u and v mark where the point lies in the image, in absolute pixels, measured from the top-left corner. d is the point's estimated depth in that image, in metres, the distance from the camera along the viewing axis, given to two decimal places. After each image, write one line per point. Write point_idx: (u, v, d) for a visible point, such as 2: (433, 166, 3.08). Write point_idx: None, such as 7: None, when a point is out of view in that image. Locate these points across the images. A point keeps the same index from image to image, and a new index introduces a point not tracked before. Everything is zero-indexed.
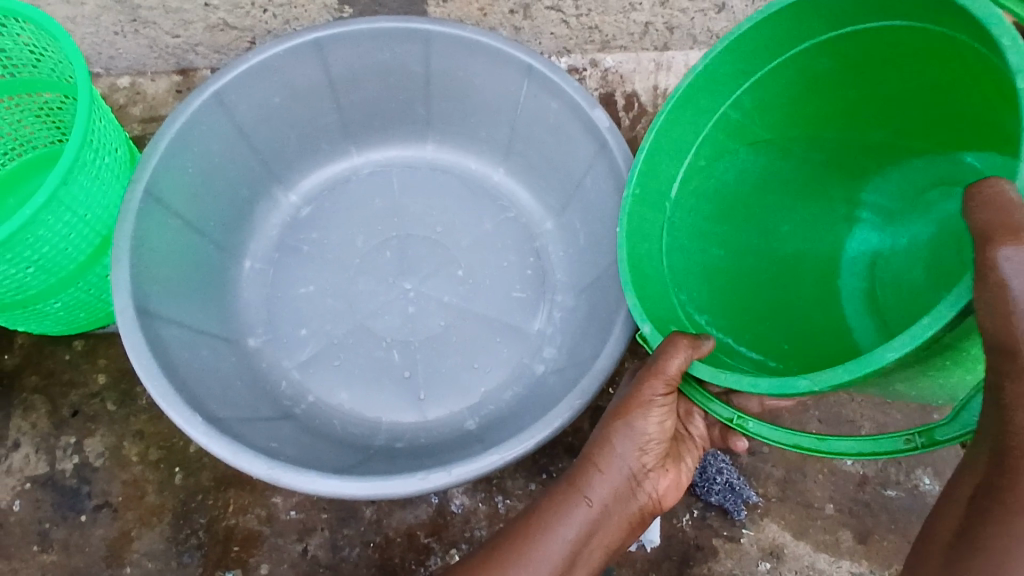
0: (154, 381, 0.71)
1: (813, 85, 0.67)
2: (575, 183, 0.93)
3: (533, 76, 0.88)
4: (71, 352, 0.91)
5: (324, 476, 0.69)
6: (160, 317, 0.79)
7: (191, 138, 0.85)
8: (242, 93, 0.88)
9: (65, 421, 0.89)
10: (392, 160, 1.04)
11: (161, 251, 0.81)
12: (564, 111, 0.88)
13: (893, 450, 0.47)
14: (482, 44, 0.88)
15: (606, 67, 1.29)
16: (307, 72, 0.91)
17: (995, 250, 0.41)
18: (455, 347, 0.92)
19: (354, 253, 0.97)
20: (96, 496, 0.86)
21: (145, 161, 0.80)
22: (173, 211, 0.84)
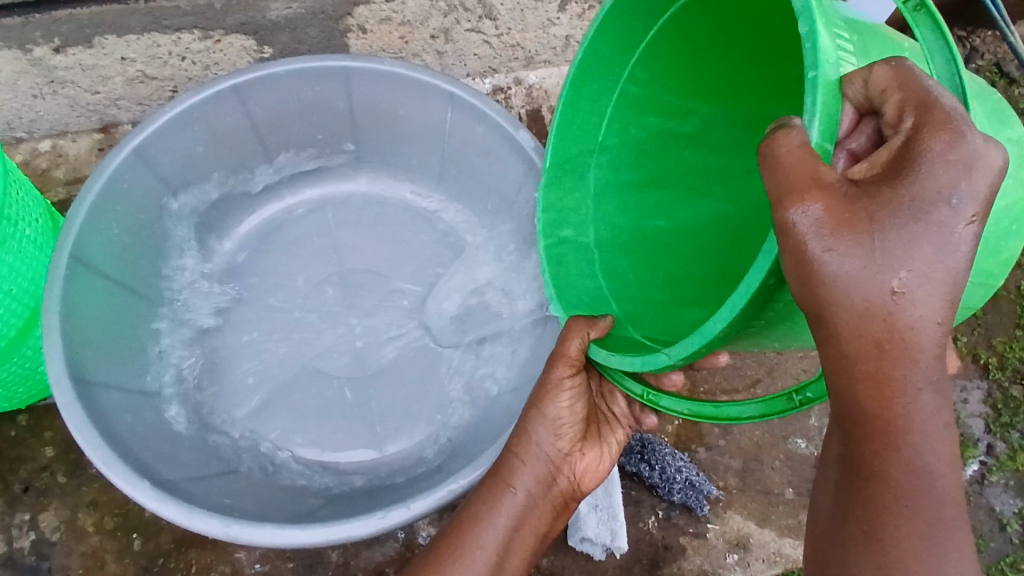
0: (97, 451, 0.70)
1: (708, 51, 0.72)
2: (509, 203, 0.94)
3: (456, 103, 0.89)
4: (17, 427, 0.89)
5: (280, 528, 0.69)
6: (99, 384, 0.77)
7: (114, 197, 0.83)
8: (162, 146, 0.87)
9: (16, 499, 0.86)
10: (326, 198, 1.04)
11: (94, 316, 0.80)
12: (489, 133, 0.89)
13: (778, 409, 0.49)
14: (400, 75, 0.88)
15: (530, 84, 1.31)
16: (228, 117, 0.90)
17: (787, 212, 0.40)
18: (408, 377, 0.92)
19: (298, 295, 0.97)
20: (55, 571, 0.84)
21: (68, 226, 0.78)
22: (102, 274, 0.83)
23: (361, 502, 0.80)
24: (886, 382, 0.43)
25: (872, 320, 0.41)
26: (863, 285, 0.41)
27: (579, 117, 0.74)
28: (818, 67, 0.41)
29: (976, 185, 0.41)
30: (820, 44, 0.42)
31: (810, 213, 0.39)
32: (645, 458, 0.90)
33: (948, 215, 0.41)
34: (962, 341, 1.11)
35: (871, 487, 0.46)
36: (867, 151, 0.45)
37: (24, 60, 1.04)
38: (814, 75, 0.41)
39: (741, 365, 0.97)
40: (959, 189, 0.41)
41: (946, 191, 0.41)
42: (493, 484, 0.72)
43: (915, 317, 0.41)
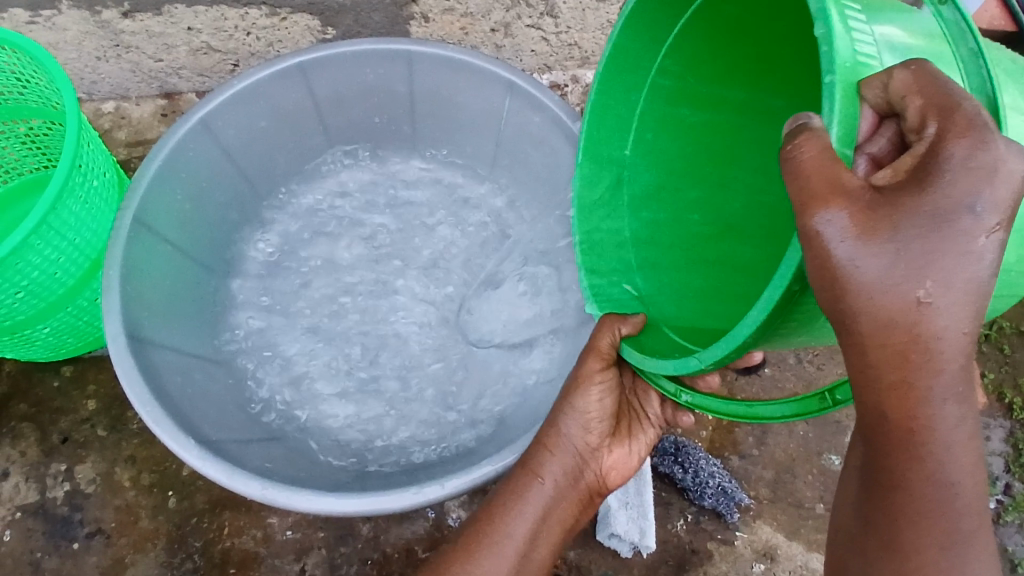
0: (148, 406, 0.71)
1: (732, 35, 0.71)
2: (563, 196, 0.95)
3: (515, 92, 0.90)
4: (61, 379, 0.91)
5: (320, 495, 0.69)
6: (153, 343, 0.79)
7: (180, 163, 0.85)
8: (228, 118, 0.88)
9: (55, 448, 0.87)
10: (380, 176, 1.05)
11: (152, 275, 0.82)
12: (547, 125, 0.90)
13: (812, 410, 0.47)
14: (464, 62, 0.89)
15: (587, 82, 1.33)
16: (293, 94, 0.92)
17: (811, 216, 0.38)
18: (447, 359, 0.93)
19: (342, 269, 0.99)
20: (89, 523, 0.83)
21: (133, 188, 0.80)
22: (163, 236, 0.84)
23: (395, 479, 0.79)
24: (911, 391, 0.40)
25: (893, 330, 0.39)
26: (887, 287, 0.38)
27: (613, 108, 0.75)
28: (833, 72, 0.39)
29: (1000, 194, 0.38)
30: (835, 48, 0.40)
31: (836, 220, 0.37)
32: (678, 460, 0.90)
33: (972, 224, 0.37)
34: (987, 377, 1.10)
35: (893, 494, 0.43)
36: (889, 155, 0.42)
37: (92, 21, 1.07)
38: (834, 79, 0.39)
39: (780, 377, 0.97)
40: (982, 196, 0.37)
41: (970, 199, 0.37)
42: (523, 472, 0.71)
43: (940, 328, 0.39)
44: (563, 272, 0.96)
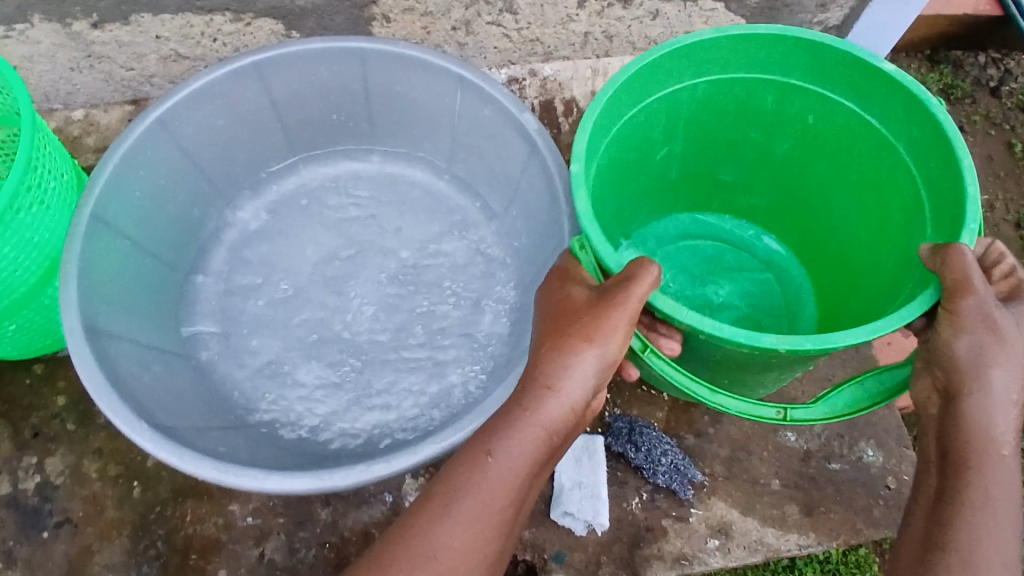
0: (101, 391, 0.73)
1: (737, 109, 0.88)
2: (515, 187, 0.97)
3: (466, 86, 0.92)
4: (31, 376, 0.94)
5: (268, 474, 0.71)
6: (111, 334, 0.81)
7: (138, 162, 0.87)
8: (186, 117, 0.91)
9: (25, 442, 0.90)
10: (341, 174, 1.08)
11: (110, 271, 0.84)
12: (497, 117, 0.91)
13: (765, 415, 0.61)
14: (414, 58, 0.91)
15: (545, 76, 1.33)
16: (250, 94, 0.94)
17: (959, 300, 0.59)
18: (407, 346, 0.96)
19: (305, 264, 1.01)
20: (57, 513, 0.86)
21: (91, 185, 0.82)
22: (120, 231, 0.87)
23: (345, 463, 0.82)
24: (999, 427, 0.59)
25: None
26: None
27: (659, 73, 0.78)
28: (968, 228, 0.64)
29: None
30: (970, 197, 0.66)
31: (978, 302, 0.58)
32: (631, 440, 0.91)
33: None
34: None
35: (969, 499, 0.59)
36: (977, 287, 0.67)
37: (64, 34, 1.10)
38: (975, 227, 0.64)
39: None
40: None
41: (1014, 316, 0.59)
42: (518, 415, 0.62)
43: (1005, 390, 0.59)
44: (521, 261, 0.99)
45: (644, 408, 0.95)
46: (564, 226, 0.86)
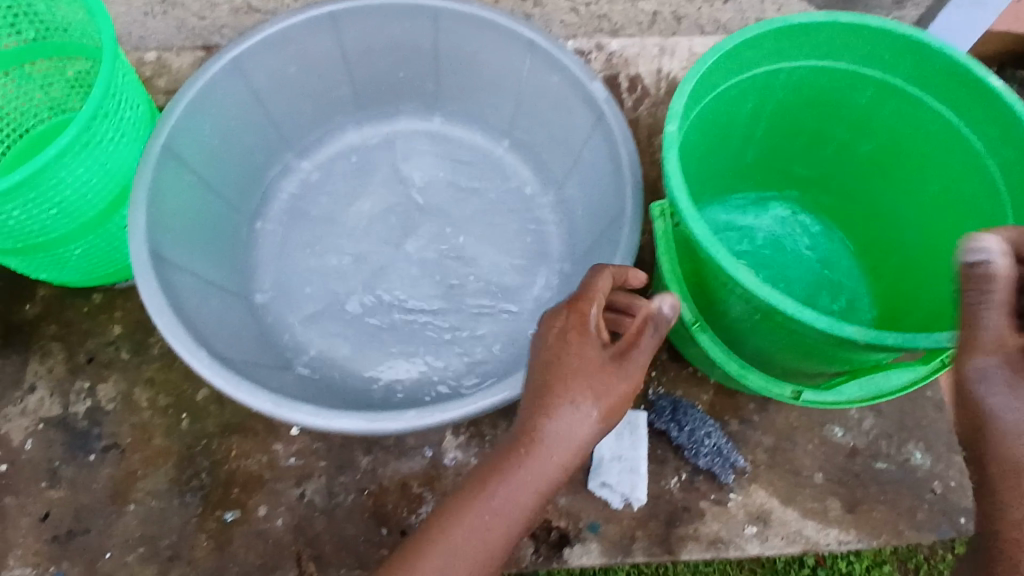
0: (163, 315, 0.75)
1: (827, 101, 0.87)
2: (575, 158, 0.97)
3: (535, 51, 0.91)
4: (89, 305, 0.96)
5: (320, 411, 0.73)
6: (174, 264, 0.83)
7: (210, 99, 0.89)
8: (258, 61, 0.91)
9: (80, 367, 0.92)
10: (400, 133, 1.07)
11: (176, 204, 0.86)
12: (565, 85, 0.90)
13: None
14: (486, 21, 0.91)
15: (611, 51, 1.15)
16: (323, 45, 0.95)
17: None
18: (455, 305, 0.96)
19: (361, 218, 1.02)
20: (105, 437, 0.87)
21: (165, 118, 0.84)
22: (188, 166, 0.88)
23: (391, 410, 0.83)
24: None
25: None
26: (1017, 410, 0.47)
27: (766, 48, 0.78)
28: None
29: None
30: None
31: None
32: (675, 418, 0.90)
33: None
34: None
35: None
36: None
37: None
38: None
39: None
40: None
41: None
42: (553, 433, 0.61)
43: None
44: (576, 231, 0.98)
45: (689, 388, 0.94)
46: (623, 197, 0.84)
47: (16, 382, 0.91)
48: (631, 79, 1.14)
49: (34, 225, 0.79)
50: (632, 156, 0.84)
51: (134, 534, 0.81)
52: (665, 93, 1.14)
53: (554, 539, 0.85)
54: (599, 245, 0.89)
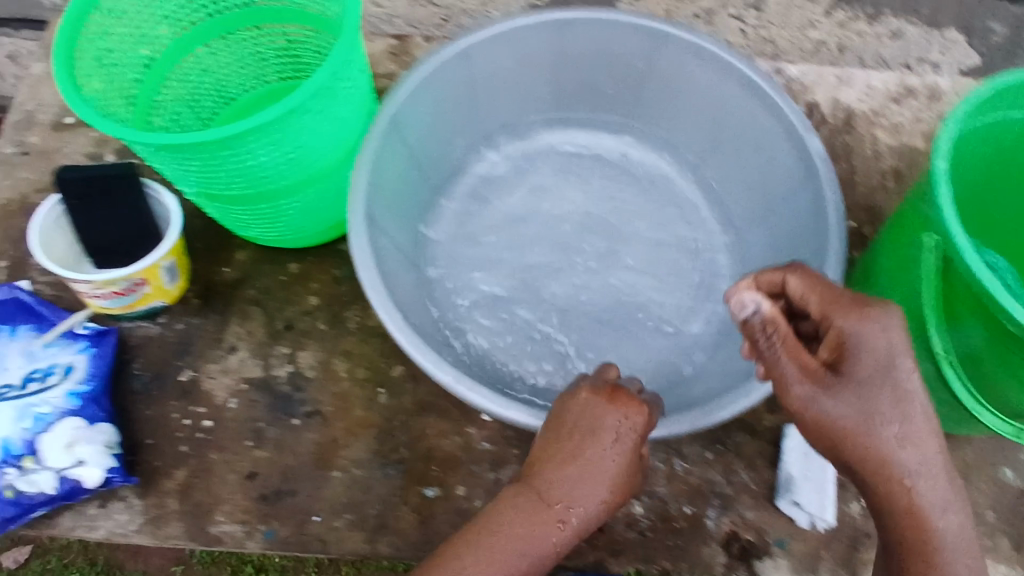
0: (368, 273, 0.78)
1: None
2: (767, 207, 0.94)
3: (756, 94, 0.87)
4: (286, 273, 0.98)
5: (530, 411, 0.73)
6: (377, 226, 0.85)
7: (436, 83, 0.89)
8: (484, 54, 0.91)
9: (279, 333, 0.94)
10: (588, 144, 1.08)
11: (388, 172, 0.88)
12: (778, 130, 0.87)
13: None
14: (710, 52, 0.88)
15: (790, 76, 1.15)
16: (544, 48, 0.93)
17: None
18: (612, 323, 0.97)
19: (540, 215, 1.04)
20: (308, 403, 0.89)
21: (398, 90, 0.85)
22: (406, 138, 0.90)
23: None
24: None
25: None
26: (845, 420, 0.61)
27: (1018, 97, 0.73)
28: None
29: None
30: None
31: None
32: None
33: None
34: None
35: None
36: None
37: None
38: None
39: None
40: None
41: None
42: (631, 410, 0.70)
43: None
44: (755, 264, 0.97)
45: None
46: (825, 238, 0.80)
47: (217, 341, 0.92)
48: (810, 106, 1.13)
49: (260, 176, 0.79)
50: (840, 203, 0.80)
51: (341, 501, 0.83)
52: (842, 123, 1.12)
53: (740, 548, 0.86)
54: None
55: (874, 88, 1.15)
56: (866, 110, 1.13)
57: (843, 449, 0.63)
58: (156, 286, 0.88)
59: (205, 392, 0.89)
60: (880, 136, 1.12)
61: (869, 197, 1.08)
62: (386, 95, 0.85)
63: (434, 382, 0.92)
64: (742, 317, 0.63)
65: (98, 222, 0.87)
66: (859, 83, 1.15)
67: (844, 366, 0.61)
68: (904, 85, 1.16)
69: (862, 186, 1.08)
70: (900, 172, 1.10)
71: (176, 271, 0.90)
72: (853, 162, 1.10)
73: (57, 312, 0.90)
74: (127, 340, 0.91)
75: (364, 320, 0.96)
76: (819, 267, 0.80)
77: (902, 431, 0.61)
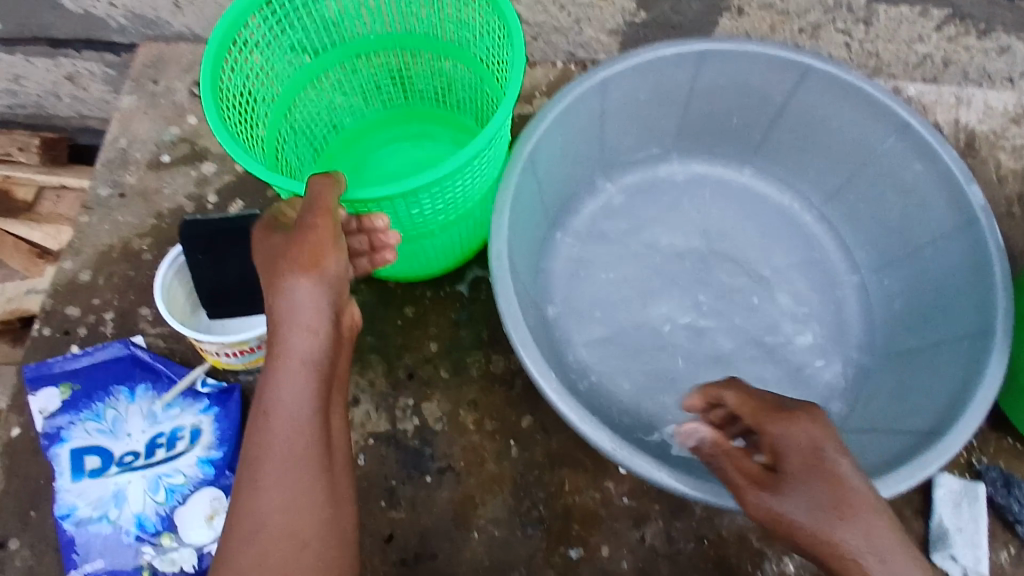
0: (518, 329, 0.74)
1: None
2: (911, 249, 0.90)
3: (906, 135, 0.85)
4: (403, 318, 0.95)
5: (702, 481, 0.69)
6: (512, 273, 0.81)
7: (571, 113, 0.87)
8: (621, 84, 0.89)
9: (401, 382, 0.91)
10: (706, 176, 1.03)
11: (519, 215, 0.85)
12: (930, 177, 0.84)
13: None
14: (860, 91, 0.86)
15: (908, 96, 1.10)
16: (679, 77, 0.91)
17: None
18: (744, 370, 0.91)
19: (655, 255, 0.98)
20: (438, 458, 0.86)
21: (531, 128, 0.82)
22: (536, 177, 0.87)
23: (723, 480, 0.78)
24: None
25: None
26: (795, 519, 0.57)
27: None
28: None
29: None
30: None
31: None
32: (1014, 494, 0.85)
33: None
34: None
35: None
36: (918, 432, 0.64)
37: None
38: None
39: None
40: None
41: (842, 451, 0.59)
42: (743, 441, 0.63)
43: None
44: (895, 304, 0.92)
45: (1011, 461, 0.89)
46: (989, 291, 0.78)
47: None
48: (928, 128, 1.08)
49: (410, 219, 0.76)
50: (1002, 251, 0.78)
51: (483, 563, 0.81)
52: (964, 145, 1.07)
53: None
54: (942, 348, 0.82)
55: (994, 108, 1.09)
56: (987, 131, 1.07)
57: (802, 549, 0.57)
58: None
59: None
60: (1004, 159, 1.06)
61: (996, 224, 1.02)
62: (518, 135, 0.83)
63: (564, 432, 0.88)
64: (692, 445, 0.66)
65: (228, 273, 0.84)
66: (979, 106, 1.09)
67: (780, 465, 0.60)
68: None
69: None
70: None
71: None
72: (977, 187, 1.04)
73: (175, 369, 0.88)
74: (248, 395, 0.88)
75: (487, 367, 0.92)
76: (982, 321, 0.77)
77: (844, 517, 0.56)
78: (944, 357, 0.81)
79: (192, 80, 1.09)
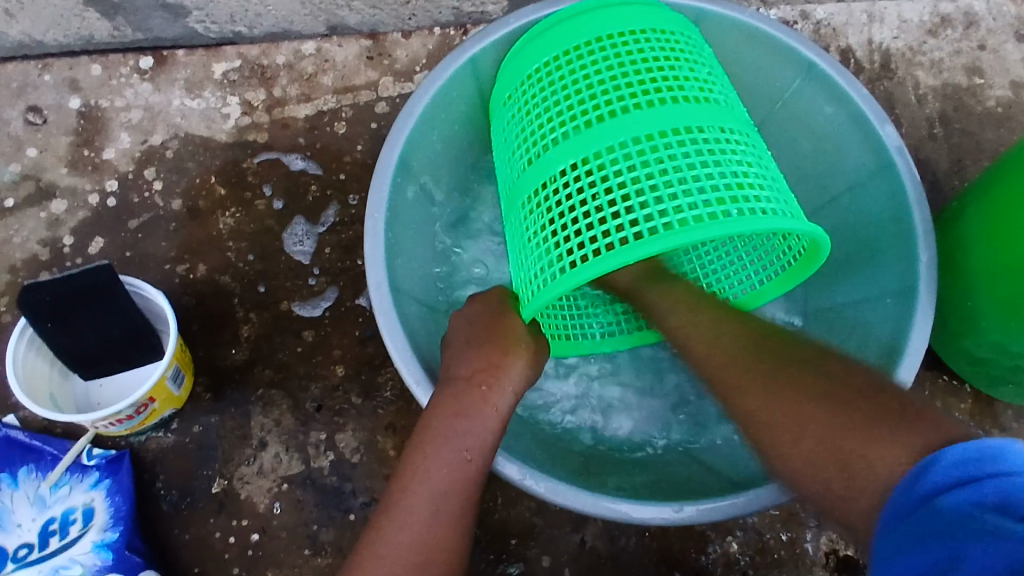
0: (410, 364, 0.67)
1: None
2: (830, 198, 0.84)
3: (812, 77, 0.78)
4: (303, 344, 0.86)
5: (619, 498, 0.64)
6: (404, 293, 0.74)
7: (443, 102, 0.77)
8: (499, 57, 0.79)
9: (311, 416, 0.84)
10: None
11: (405, 222, 0.76)
12: (842, 121, 0.78)
13: None
14: (761, 33, 0.78)
15: (818, 19, 1.01)
16: None
17: None
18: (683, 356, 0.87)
19: None
20: (362, 493, 0.82)
21: (399, 129, 0.73)
22: (417, 179, 0.78)
23: (654, 486, 0.71)
24: None
25: None
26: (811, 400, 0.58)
27: None
28: None
29: None
30: None
31: None
32: None
33: None
34: None
35: None
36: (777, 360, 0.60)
37: None
38: None
39: None
40: None
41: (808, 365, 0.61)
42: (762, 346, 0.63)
43: None
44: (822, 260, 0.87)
45: (947, 398, 0.88)
46: (909, 242, 0.73)
47: (243, 438, 0.83)
48: (843, 53, 1.00)
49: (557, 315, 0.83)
50: (920, 193, 0.72)
51: None
52: (880, 68, 1.00)
53: (834, 564, 0.80)
54: (868, 306, 0.78)
55: (908, 22, 1.01)
56: (902, 48, 1.01)
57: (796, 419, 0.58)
58: (163, 398, 0.78)
59: (244, 500, 0.81)
60: (922, 77, 1.00)
61: (918, 149, 0.97)
62: (387, 138, 0.73)
63: None
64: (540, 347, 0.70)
65: (85, 336, 0.76)
66: (892, 23, 1.01)
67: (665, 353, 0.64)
68: (939, 13, 1.02)
69: (910, 137, 0.98)
70: (946, 115, 0.99)
71: (181, 374, 0.80)
72: (895, 112, 0.99)
73: (58, 445, 0.79)
74: (141, 457, 0.82)
75: (402, 384, 0.85)
76: (903, 279, 0.73)
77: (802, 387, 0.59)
78: (872, 316, 0.77)
79: (25, 106, 0.94)
